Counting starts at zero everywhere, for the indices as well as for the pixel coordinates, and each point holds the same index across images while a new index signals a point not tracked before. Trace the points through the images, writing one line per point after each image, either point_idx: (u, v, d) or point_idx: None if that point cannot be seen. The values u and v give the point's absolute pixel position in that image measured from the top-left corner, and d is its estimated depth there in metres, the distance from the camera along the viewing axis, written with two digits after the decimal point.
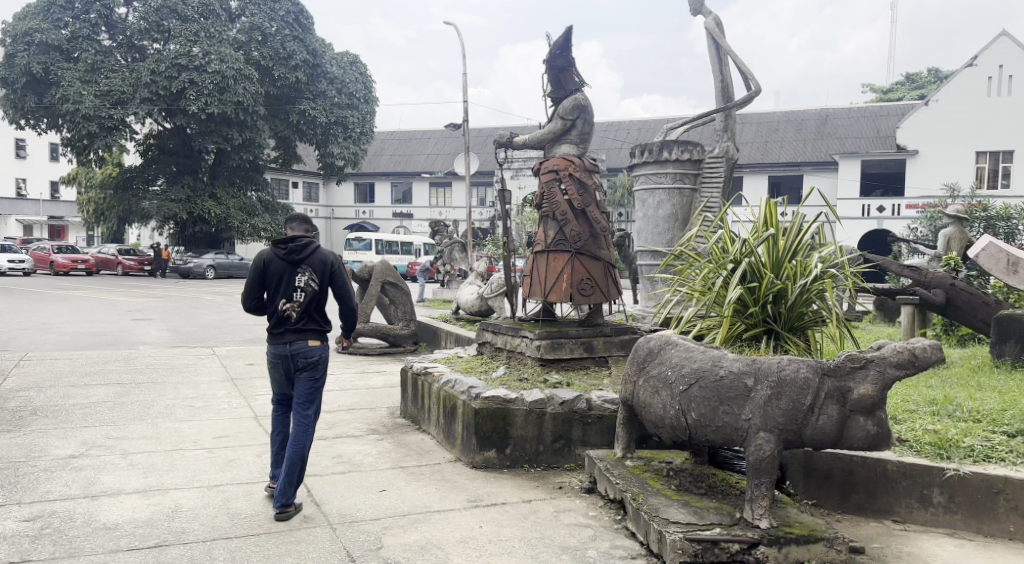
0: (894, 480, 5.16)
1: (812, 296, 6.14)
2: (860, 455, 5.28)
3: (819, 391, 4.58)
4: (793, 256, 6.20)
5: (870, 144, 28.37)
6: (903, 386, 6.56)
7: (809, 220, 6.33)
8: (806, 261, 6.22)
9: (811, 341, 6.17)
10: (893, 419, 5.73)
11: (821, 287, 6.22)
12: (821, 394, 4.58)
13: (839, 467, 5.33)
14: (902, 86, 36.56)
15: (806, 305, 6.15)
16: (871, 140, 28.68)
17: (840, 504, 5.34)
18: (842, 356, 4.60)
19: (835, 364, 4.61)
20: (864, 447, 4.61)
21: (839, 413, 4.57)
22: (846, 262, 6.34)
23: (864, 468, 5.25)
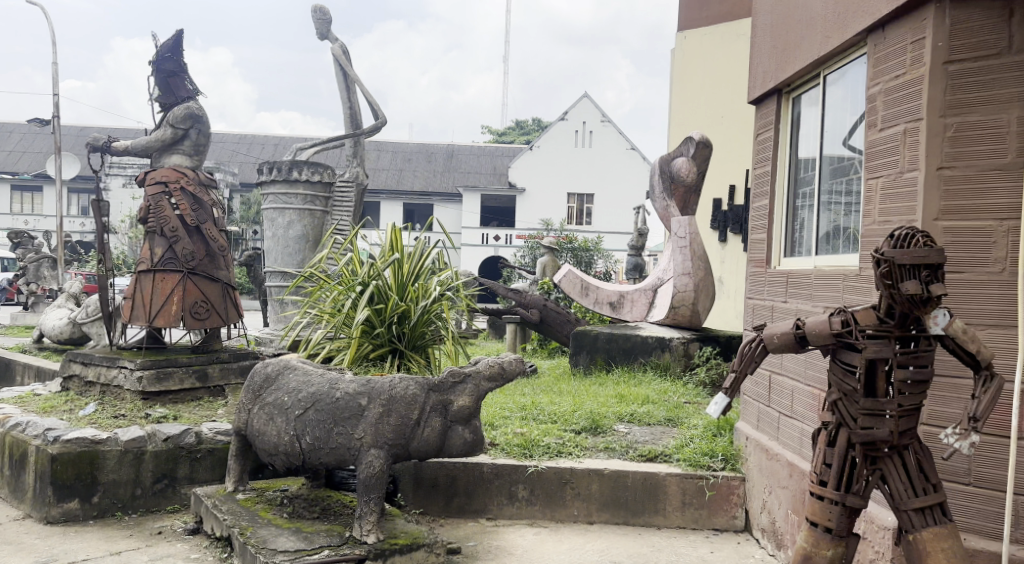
0: (489, 480, 5.63)
1: (432, 317, 6.19)
2: (461, 461, 5.67)
3: (424, 405, 4.76)
4: (416, 279, 6.19)
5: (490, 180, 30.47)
6: (500, 397, 7.20)
7: (429, 246, 6.37)
8: (427, 283, 6.26)
9: (430, 359, 6.21)
10: (491, 426, 6.24)
11: (440, 308, 6.28)
12: (425, 408, 4.76)
13: (443, 474, 5.68)
14: (513, 131, 40.34)
15: (427, 325, 6.17)
16: (486, 175, 30.90)
17: (443, 509, 5.70)
18: (444, 372, 4.82)
19: (439, 379, 4.82)
20: (462, 454, 4.87)
21: (442, 425, 4.78)
22: (462, 286, 6.44)
23: (465, 472, 5.66)
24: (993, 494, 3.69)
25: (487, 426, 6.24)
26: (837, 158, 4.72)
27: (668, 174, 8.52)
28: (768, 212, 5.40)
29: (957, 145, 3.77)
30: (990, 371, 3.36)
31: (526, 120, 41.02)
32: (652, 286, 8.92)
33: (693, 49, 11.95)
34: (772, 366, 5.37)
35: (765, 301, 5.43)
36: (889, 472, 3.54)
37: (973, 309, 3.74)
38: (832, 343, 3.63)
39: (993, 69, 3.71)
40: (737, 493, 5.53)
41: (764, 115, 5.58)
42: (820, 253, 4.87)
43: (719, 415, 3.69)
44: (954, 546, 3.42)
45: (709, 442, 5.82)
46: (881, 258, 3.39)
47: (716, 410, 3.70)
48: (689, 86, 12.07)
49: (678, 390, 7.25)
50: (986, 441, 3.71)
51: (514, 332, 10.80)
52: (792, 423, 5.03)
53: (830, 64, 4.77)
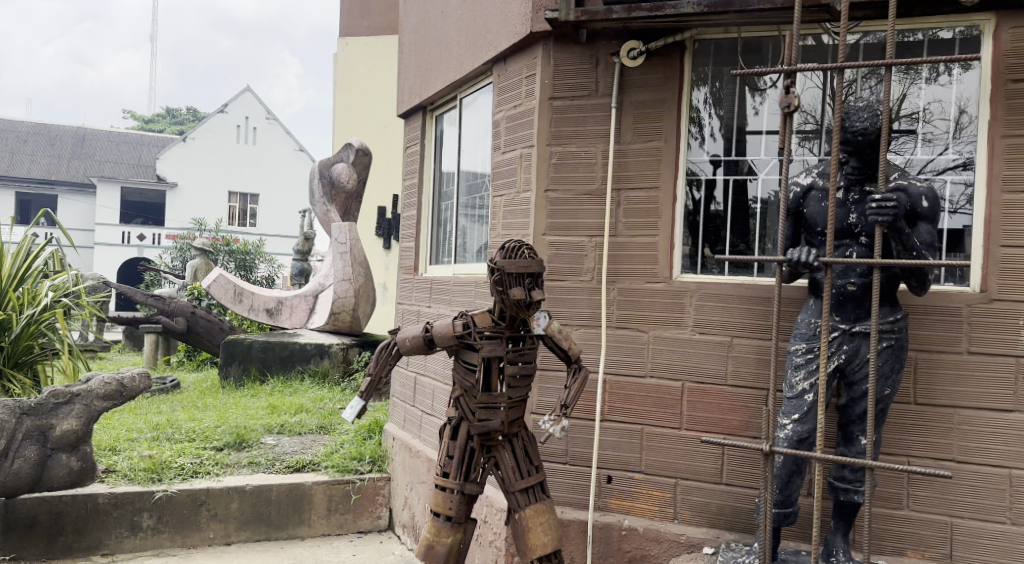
0: (106, 512, 5.04)
1: (41, 329, 5.37)
2: (69, 493, 4.96)
3: (14, 432, 4.55)
4: (19, 284, 5.42)
5: (132, 172, 26.90)
6: (128, 419, 6.61)
7: (38, 245, 5.65)
8: (35, 289, 5.52)
9: (39, 379, 5.39)
10: (111, 451, 5.63)
11: (53, 320, 5.50)
12: (16, 435, 4.55)
13: (46, 510, 4.91)
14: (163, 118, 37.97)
15: (34, 339, 5.34)
16: (131, 165, 27.38)
17: (46, 550, 4.92)
18: (44, 395, 4.61)
19: (36, 403, 4.61)
20: (65, 484, 4.74)
21: (38, 454, 4.62)
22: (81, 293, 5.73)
23: (73, 506, 4.96)
24: (581, 469, 4.37)
25: (107, 452, 5.61)
26: (472, 175, 5.19)
27: (328, 179, 8.72)
28: (415, 220, 5.80)
29: (559, 171, 4.36)
30: (578, 365, 3.99)
31: (183, 112, 38.59)
32: (313, 292, 9.02)
33: (355, 57, 11.88)
34: (417, 368, 5.69)
35: (411, 306, 5.78)
36: (501, 457, 3.99)
37: (570, 312, 4.37)
38: (455, 344, 3.97)
39: (585, 107, 4.33)
40: (382, 493, 5.72)
41: (411, 129, 5.97)
42: (459, 262, 5.33)
43: (355, 419, 3.79)
44: (548, 519, 3.92)
45: (358, 445, 5.97)
46: (495, 267, 3.79)
47: (353, 415, 3.81)
48: (352, 93, 12.01)
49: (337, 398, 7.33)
50: (574, 424, 4.38)
51: (154, 344, 10.60)
52: (432, 420, 5.38)
53: (465, 88, 5.26)
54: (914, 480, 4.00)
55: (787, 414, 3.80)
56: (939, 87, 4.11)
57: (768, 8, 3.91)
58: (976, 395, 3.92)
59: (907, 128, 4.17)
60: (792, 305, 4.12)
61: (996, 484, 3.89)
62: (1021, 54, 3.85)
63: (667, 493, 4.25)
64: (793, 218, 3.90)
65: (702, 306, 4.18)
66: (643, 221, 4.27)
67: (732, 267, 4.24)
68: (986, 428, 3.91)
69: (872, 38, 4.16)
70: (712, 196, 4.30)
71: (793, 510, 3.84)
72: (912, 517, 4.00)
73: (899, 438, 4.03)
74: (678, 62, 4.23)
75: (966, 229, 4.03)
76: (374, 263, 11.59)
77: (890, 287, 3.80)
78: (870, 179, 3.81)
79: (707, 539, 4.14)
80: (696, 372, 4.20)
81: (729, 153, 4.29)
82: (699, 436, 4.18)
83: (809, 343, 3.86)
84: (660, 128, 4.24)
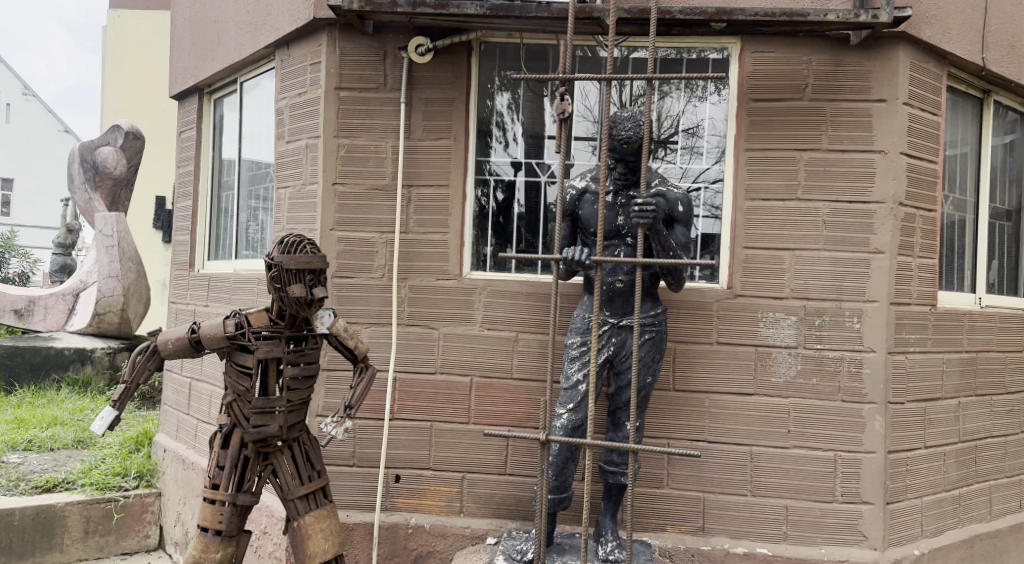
0: None
1: None
2: None
3: None
4: None
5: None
6: None
7: None
8: None
9: None
10: None
11: None
12: None
13: None
14: None
15: None
16: None
17: None
18: None
19: None
20: None
21: None
22: None
23: None
24: (369, 470, 4.39)
25: None
26: (255, 163, 5.10)
27: (92, 164, 7.86)
28: (189, 212, 5.47)
29: (348, 164, 4.40)
30: (365, 363, 3.83)
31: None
32: (70, 292, 8.01)
33: (128, 31, 10.59)
34: (192, 372, 5.34)
35: (187, 305, 5.43)
36: (279, 464, 3.76)
37: (361, 310, 4.40)
38: (226, 346, 3.71)
39: (372, 100, 4.39)
40: (149, 510, 5.29)
41: (185, 112, 5.62)
42: (240, 257, 5.17)
43: (106, 431, 3.59)
44: (329, 525, 3.74)
45: (122, 459, 5.47)
46: (272, 263, 3.60)
47: (103, 427, 3.59)
48: (122, 69, 10.59)
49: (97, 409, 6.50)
50: (361, 424, 4.39)
51: None
52: (208, 427, 5.13)
53: (246, 71, 5.11)
54: (674, 461, 4.34)
55: (564, 405, 3.94)
56: (710, 105, 4.43)
57: (547, 16, 4.07)
58: (720, 380, 4.32)
59: (682, 142, 4.46)
60: (568, 301, 4.33)
61: (738, 460, 4.30)
62: (763, 77, 4.28)
63: (454, 487, 4.38)
64: (569, 219, 4.00)
65: (490, 302, 4.35)
66: (433, 217, 4.39)
67: (518, 265, 4.46)
68: (732, 410, 4.31)
69: (638, 53, 4.43)
70: (515, 198, 4.49)
71: (567, 495, 3.99)
72: (671, 494, 4.33)
73: (662, 424, 4.34)
74: (465, 62, 4.38)
75: (717, 233, 4.40)
76: (147, 259, 10.49)
77: (652, 282, 3.99)
78: (636, 183, 3.95)
79: (491, 530, 4.31)
80: (485, 367, 4.37)
81: (530, 156, 4.50)
82: (483, 428, 4.34)
83: (583, 336, 3.99)
84: (449, 126, 4.38)
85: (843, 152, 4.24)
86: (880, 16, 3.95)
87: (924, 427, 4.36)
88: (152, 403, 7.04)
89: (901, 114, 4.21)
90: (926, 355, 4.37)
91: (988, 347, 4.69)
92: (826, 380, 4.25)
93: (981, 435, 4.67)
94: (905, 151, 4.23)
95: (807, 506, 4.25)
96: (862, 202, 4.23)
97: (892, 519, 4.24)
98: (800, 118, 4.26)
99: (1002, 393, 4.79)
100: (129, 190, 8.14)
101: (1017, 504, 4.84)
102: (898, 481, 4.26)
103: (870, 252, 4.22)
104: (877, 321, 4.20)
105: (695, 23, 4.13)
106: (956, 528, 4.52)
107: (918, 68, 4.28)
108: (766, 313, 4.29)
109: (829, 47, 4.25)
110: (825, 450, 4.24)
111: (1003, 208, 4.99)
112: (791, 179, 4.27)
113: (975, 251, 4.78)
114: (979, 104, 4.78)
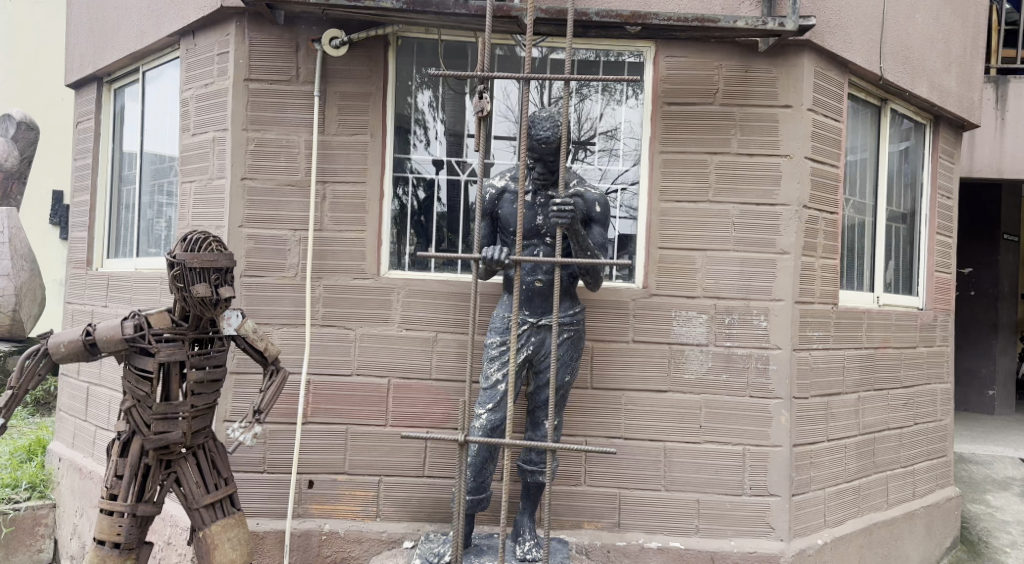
0: None
1: None
2: None
3: None
4: None
5: None
6: None
7: None
8: None
9: None
10: None
11: None
12: None
13: None
14: None
15: None
16: None
17: None
18: None
19: None
20: None
21: None
22: None
23: None
24: (280, 476, 4.27)
25: None
26: (158, 157, 4.89)
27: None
28: (87, 208, 5.19)
29: (257, 159, 4.28)
30: (275, 365, 3.67)
31: None
32: None
33: (22, 16, 9.74)
34: (89, 377, 5.05)
35: (84, 306, 5.16)
36: (183, 472, 3.57)
37: (273, 310, 4.29)
38: (124, 349, 3.50)
39: (283, 93, 4.29)
40: (42, 524, 5.00)
41: (82, 102, 5.33)
42: (142, 255, 4.94)
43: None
44: (237, 533, 3.59)
45: (12, 469, 5.16)
46: (173, 261, 3.43)
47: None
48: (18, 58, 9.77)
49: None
50: (273, 429, 4.27)
51: None
52: (107, 434, 4.88)
53: (148, 60, 4.88)
54: (590, 458, 4.37)
55: (483, 405, 3.90)
56: (627, 108, 4.48)
57: (464, 13, 4.02)
58: (635, 378, 4.37)
59: (600, 145, 4.50)
60: (487, 301, 4.32)
61: (652, 456, 4.36)
62: (676, 80, 4.36)
63: (370, 492, 4.30)
64: (488, 219, 3.98)
65: (409, 302, 4.30)
66: (348, 215, 4.30)
67: (438, 265, 4.40)
68: (647, 407, 4.37)
69: (556, 54, 4.46)
70: (435, 196, 4.43)
71: (485, 495, 3.93)
72: (587, 491, 4.37)
73: (578, 422, 4.37)
74: (381, 57, 4.30)
75: (633, 234, 4.46)
76: (43, 258, 9.63)
77: (570, 282, 4.00)
78: (553, 183, 3.93)
79: (408, 533, 4.25)
80: (403, 369, 4.31)
81: (451, 155, 4.46)
82: (401, 431, 4.28)
83: (503, 336, 3.97)
84: (365, 122, 4.30)
85: (751, 155, 4.35)
86: (786, 24, 4.06)
87: (827, 420, 4.53)
88: (46, 409, 6.66)
89: (806, 120, 4.36)
90: (828, 351, 4.54)
91: (885, 343, 4.93)
92: (735, 376, 4.36)
93: (879, 428, 4.89)
94: (809, 156, 4.38)
95: (717, 499, 4.35)
96: (770, 204, 4.35)
97: (798, 510, 4.38)
98: (712, 121, 4.36)
99: (897, 387, 5.03)
100: (21, 184, 7.46)
101: (911, 492, 5.09)
102: (803, 473, 4.41)
103: (776, 252, 4.35)
104: (783, 319, 4.33)
105: (611, 26, 4.15)
106: (856, 517, 4.72)
107: (820, 76, 4.44)
108: (678, 312, 4.37)
109: (738, 53, 4.36)
110: (735, 444, 4.36)
111: (898, 211, 5.25)
112: (702, 181, 4.36)
113: (873, 253, 5.02)
114: (877, 112, 5.01)
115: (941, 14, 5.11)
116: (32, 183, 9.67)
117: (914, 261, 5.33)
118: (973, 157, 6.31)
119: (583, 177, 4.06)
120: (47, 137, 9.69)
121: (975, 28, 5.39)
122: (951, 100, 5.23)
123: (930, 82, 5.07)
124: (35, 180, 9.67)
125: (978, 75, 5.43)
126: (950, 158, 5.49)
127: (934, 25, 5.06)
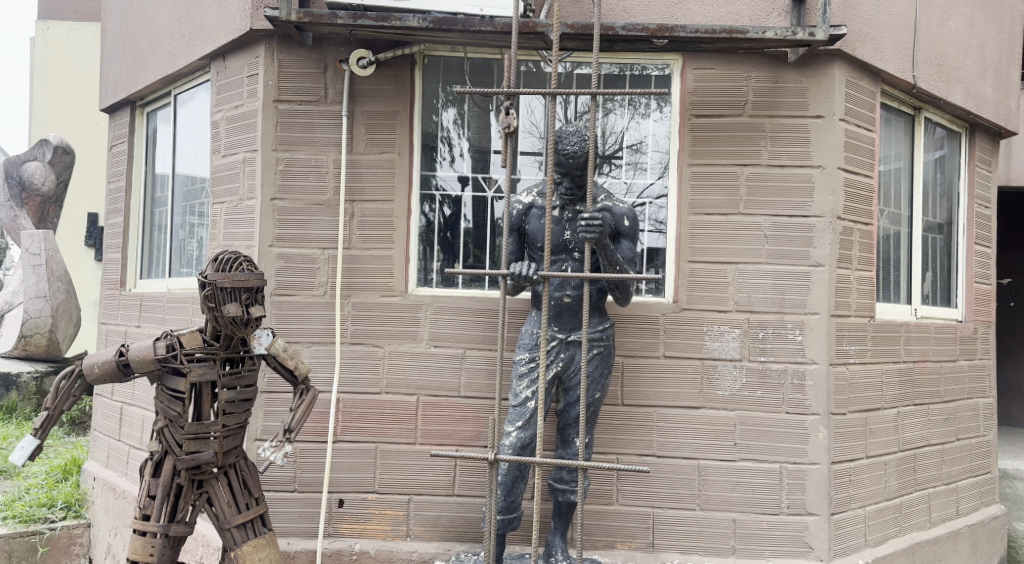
0: None
1: None
2: None
3: None
4: None
5: None
6: None
7: None
8: None
9: None
10: None
11: None
12: None
13: None
14: None
15: None
16: None
17: None
18: None
19: None
20: None
21: None
22: None
23: None
24: (310, 495, 4.26)
25: None
26: (189, 179, 4.94)
27: (17, 179, 7.32)
28: (120, 229, 5.27)
29: (287, 178, 4.30)
30: (305, 385, 3.66)
31: None
32: None
33: (58, 43, 9.91)
34: (123, 397, 5.11)
35: (118, 326, 5.22)
36: (215, 492, 3.56)
37: (303, 329, 4.29)
38: (156, 369, 3.50)
39: (311, 113, 4.31)
40: (78, 543, 5.04)
41: (116, 125, 5.42)
42: (174, 275, 4.99)
43: (26, 461, 3.37)
44: (268, 554, 3.57)
45: (47, 489, 5.20)
46: (205, 281, 3.41)
47: (23, 457, 3.37)
48: (52, 84, 9.92)
49: (20, 435, 6.07)
50: (303, 448, 4.27)
51: None
52: (140, 455, 4.91)
53: (180, 83, 4.96)
54: (622, 476, 4.31)
55: (512, 422, 3.85)
56: (653, 121, 4.43)
57: (491, 30, 4.03)
58: (668, 394, 4.31)
59: (626, 158, 4.46)
60: (516, 317, 4.29)
61: (686, 475, 4.29)
62: (704, 93, 4.32)
63: (400, 511, 4.28)
64: (516, 234, 3.94)
65: (437, 319, 4.29)
66: (377, 233, 4.31)
67: (465, 281, 4.39)
68: (680, 424, 4.30)
69: (582, 69, 4.43)
70: (462, 213, 4.43)
71: (517, 515, 3.87)
72: (620, 510, 4.30)
73: (609, 439, 4.32)
74: (408, 75, 4.32)
75: (662, 248, 4.41)
76: (77, 278, 9.76)
77: (599, 297, 3.95)
78: (581, 198, 3.88)
79: (438, 554, 4.21)
80: (431, 386, 4.29)
81: (477, 172, 4.44)
82: (431, 449, 4.26)
83: (532, 352, 3.93)
84: (392, 140, 4.31)
85: (782, 167, 4.29)
86: (816, 34, 4.01)
87: (865, 436, 4.42)
88: (81, 428, 6.77)
89: (838, 130, 4.29)
90: (865, 365, 4.44)
91: (924, 357, 4.82)
92: (771, 392, 4.28)
93: (920, 444, 4.78)
94: (842, 166, 4.30)
95: (754, 518, 4.26)
96: (802, 215, 4.28)
97: (838, 529, 4.26)
98: (740, 133, 4.31)
99: (937, 401, 4.91)
100: (57, 207, 7.61)
101: (955, 510, 4.96)
102: (842, 491, 4.30)
103: (810, 265, 4.27)
104: (819, 333, 4.25)
105: (637, 39, 4.13)
106: (898, 535, 4.59)
107: (852, 86, 4.37)
108: (710, 326, 4.30)
109: (767, 63, 4.30)
110: (771, 462, 4.26)
111: (934, 221, 5.14)
112: (731, 194, 4.31)
113: (909, 264, 4.92)
114: (910, 121, 4.92)
115: (975, 21, 5.02)
116: (65, 206, 9.85)
117: (951, 272, 5.23)
118: (1010, 165, 6.16)
119: (610, 191, 4.01)
120: (82, 161, 9.88)
121: (1009, 35, 5.30)
122: (987, 107, 5.14)
123: (965, 89, 4.98)
124: (70, 202, 9.85)
125: (1014, 82, 5.33)
126: (986, 166, 5.40)
127: (969, 32, 4.97)
